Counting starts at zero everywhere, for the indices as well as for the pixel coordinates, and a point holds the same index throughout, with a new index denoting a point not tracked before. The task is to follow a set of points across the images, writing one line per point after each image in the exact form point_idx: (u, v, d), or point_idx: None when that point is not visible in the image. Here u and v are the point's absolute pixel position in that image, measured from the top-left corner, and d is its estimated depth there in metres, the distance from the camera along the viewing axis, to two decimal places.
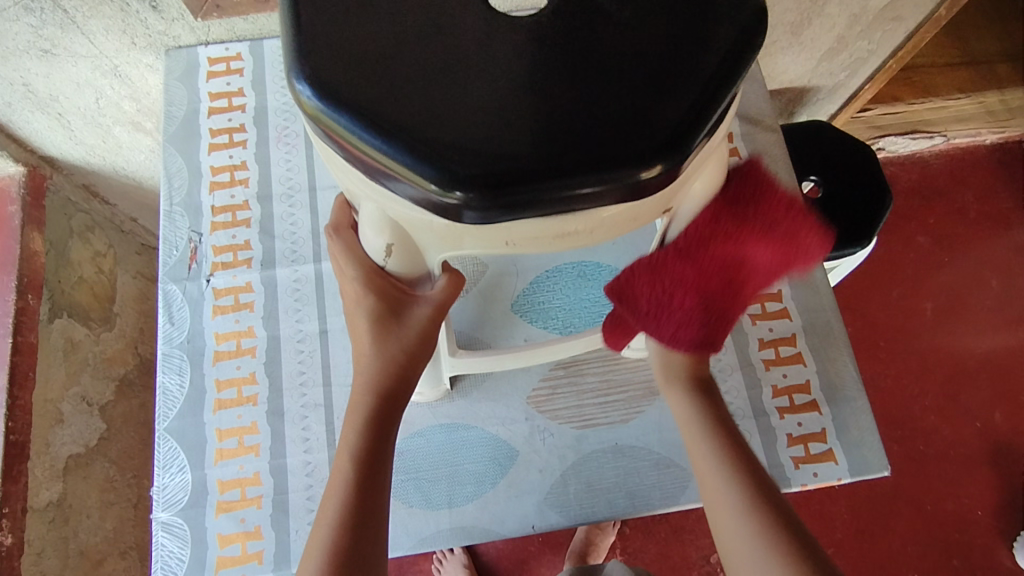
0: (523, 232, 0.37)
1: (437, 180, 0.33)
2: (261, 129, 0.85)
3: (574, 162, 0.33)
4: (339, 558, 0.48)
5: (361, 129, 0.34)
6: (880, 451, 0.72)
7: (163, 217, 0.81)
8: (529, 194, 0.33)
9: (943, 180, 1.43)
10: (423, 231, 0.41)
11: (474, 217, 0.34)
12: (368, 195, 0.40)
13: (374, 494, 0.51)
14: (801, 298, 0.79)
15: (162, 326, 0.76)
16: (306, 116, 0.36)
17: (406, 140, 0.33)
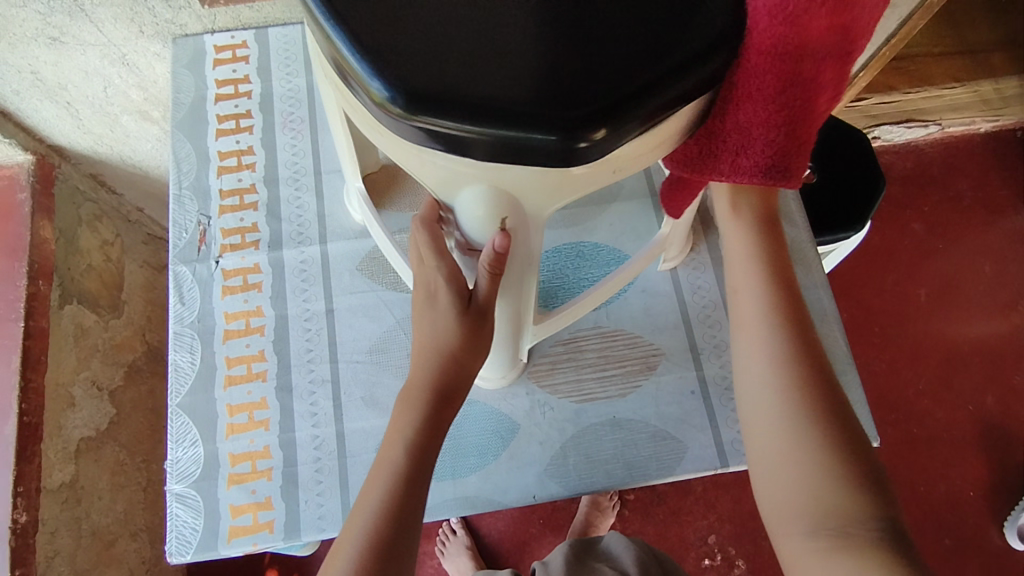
0: (627, 156, 0.44)
1: (546, 131, 0.39)
2: (267, 116, 0.87)
3: (621, 98, 0.39)
4: (379, 542, 0.54)
5: (436, 107, 0.39)
6: (869, 423, 0.75)
7: (172, 201, 0.83)
8: (628, 114, 0.40)
9: (937, 168, 1.45)
10: (532, 190, 0.46)
11: (593, 150, 0.40)
12: (449, 169, 0.45)
13: (417, 481, 0.57)
14: (793, 276, 0.81)
15: (172, 306, 0.78)
16: (376, 107, 0.40)
17: (478, 107, 0.39)
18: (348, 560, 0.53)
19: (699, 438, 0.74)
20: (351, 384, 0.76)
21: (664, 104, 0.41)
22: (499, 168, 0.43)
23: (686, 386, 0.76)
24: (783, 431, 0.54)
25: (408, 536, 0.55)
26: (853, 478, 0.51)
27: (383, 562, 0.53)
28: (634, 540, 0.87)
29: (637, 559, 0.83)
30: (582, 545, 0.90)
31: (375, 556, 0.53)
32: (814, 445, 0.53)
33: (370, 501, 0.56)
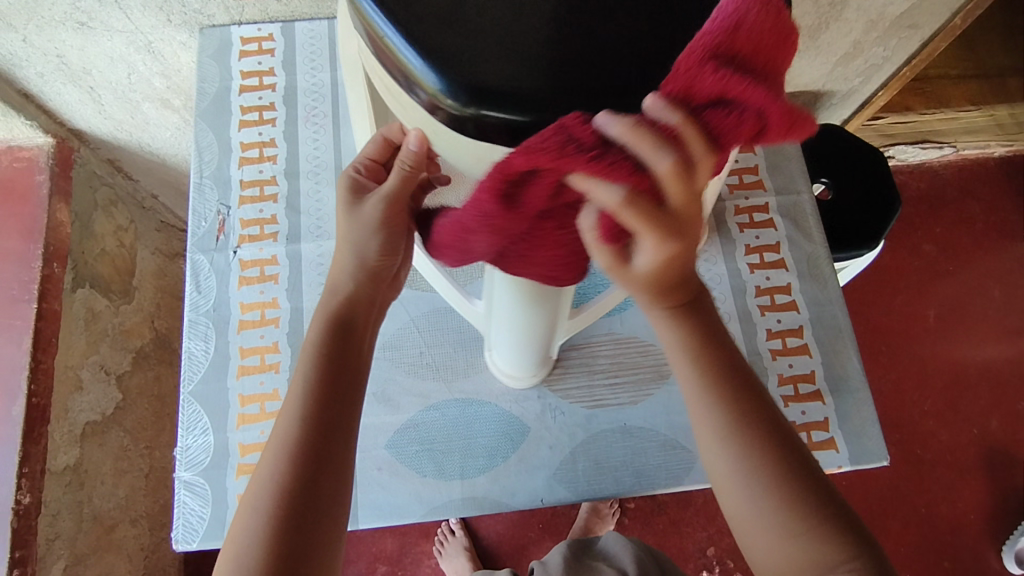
0: None
1: None
2: (290, 109, 0.88)
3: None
4: (300, 450, 0.47)
5: (472, 105, 0.38)
6: (880, 441, 0.75)
7: (193, 189, 0.83)
8: None
9: (950, 190, 1.45)
10: None
11: None
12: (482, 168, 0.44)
13: (339, 382, 0.51)
14: (808, 291, 0.81)
15: (188, 294, 0.79)
16: (410, 99, 0.39)
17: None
18: (269, 469, 0.46)
19: None
20: None
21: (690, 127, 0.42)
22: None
23: None
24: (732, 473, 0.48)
25: (342, 445, 0.49)
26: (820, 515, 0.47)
27: (308, 471, 0.46)
28: (631, 539, 0.86)
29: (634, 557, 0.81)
30: (580, 546, 0.89)
31: (297, 463, 0.46)
32: (781, 497, 0.47)
33: (292, 400, 0.49)
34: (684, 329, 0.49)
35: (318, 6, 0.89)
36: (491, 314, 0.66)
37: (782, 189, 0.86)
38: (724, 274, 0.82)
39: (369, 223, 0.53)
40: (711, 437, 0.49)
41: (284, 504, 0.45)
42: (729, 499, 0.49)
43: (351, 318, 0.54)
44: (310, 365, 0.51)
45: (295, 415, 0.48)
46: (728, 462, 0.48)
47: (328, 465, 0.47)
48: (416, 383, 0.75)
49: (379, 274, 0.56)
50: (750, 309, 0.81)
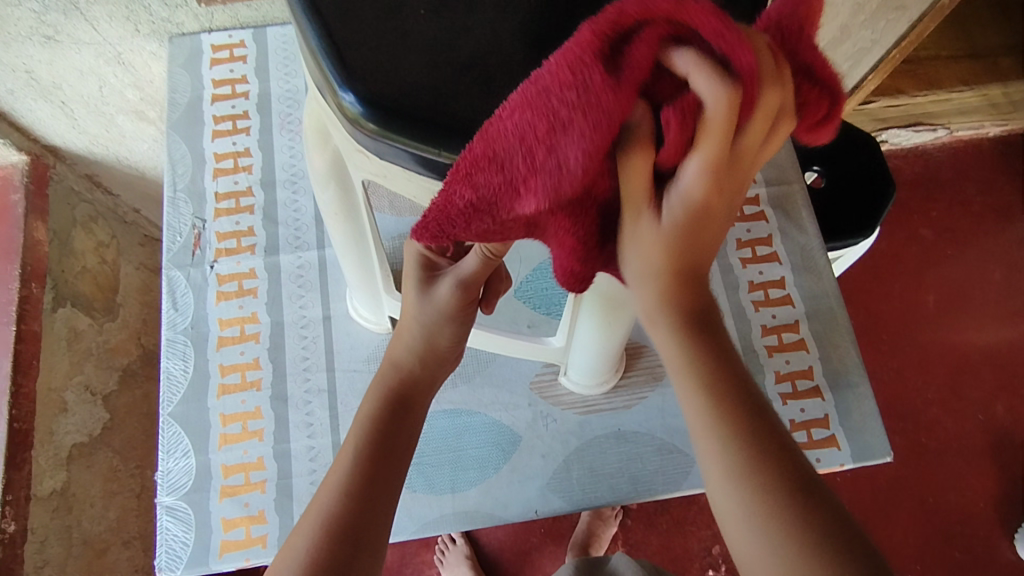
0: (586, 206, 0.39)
1: None
2: (265, 116, 0.85)
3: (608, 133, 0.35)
4: (336, 525, 0.43)
5: (412, 133, 0.35)
6: (882, 436, 0.72)
7: (167, 203, 0.81)
8: None
9: (946, 173, 1.42)
10: None
11: None
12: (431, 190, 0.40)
13: (389, 463, 0.48)
14: (803, 285, 0.79)
15: (165, 311, 0.76)
16: (349, 123, 0.37)
17: (458, 130, 0.35)
18: (301, 540, 0.43)
19: None
20: (348, 394, 0.74)
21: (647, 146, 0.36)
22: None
23: None
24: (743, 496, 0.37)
25: (380, 524, 0.45)
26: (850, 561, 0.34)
27: (344, 546, 0.42)
28: (642, 563, 0.76)
29: None
30: (586, 565, 0.78)
31: (332, 540, 0.42)
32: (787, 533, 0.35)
33: (334, 476, 0.47)
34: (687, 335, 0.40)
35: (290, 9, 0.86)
36: (572, 341, 0.67)
37: (773, 179, 0.84)
38: (715, 270, 0.80)
39: (445, 308, 0.52)
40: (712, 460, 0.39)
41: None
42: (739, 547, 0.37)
43: (407, 398, 0.53)
44: (360, 438, 0.49)
45: (336, 486, 0.46)
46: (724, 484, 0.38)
47: (364, 543, 0.43)
48: None
49: (444, 356, 0.56)
50: (743, 305, 0.78)
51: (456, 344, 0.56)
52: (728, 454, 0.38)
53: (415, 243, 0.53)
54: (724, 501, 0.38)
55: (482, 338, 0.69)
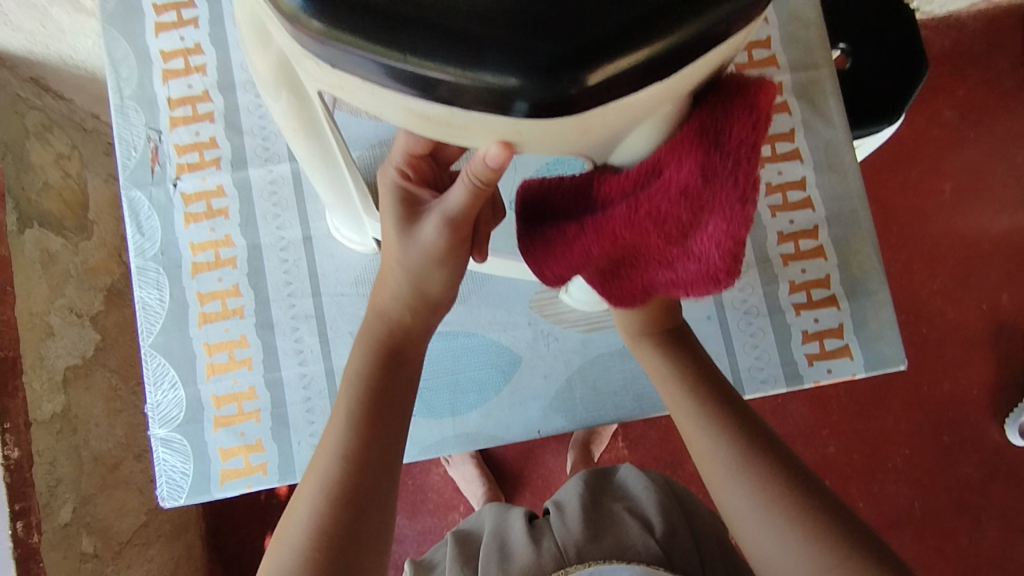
0: (599, 122, 0.31)
1: (492, 69, 0.27)
2: (213, 4, 0.73)
3: (628, 25, 0.27)
4: (339, 493, 0.44)
5: (368, 29, 0.27)
6: (897, 344, 0.69)
7: (115, 113, 0.72)
8: (602, 35, 0.26)
9: (979, 46, 1.29)
10: (474, 133, 0.32)
11: (536, 108, 0.28)
12: (400, 108, 0.31)
13: (384, 424, 0.47)
14: (825, 185, 0.72)
15: (131, 236, 0.70)
16: (288, 23, 0.28)
17: (429, 24, 0.26)
18: (307, 506, 0.44)
19: None
20: (337, 319, 0.70)
21: (679, 40, 0.28)
22: (475, 116, 0.30)
23: (702, 310, 0.71)
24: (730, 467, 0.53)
25: (384, 486, 0.45)
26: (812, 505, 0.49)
27: (348, 515, 0.43)
28: (651, 478, 0.75)
29: (657, 504, 0.71)
30: (594, 480, 0.78)
31: (336, 508, 0.43)
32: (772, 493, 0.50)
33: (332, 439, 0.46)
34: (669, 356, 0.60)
35: None
36: None
37: (798, 65, 0.74)
38: None
39: (430, 252, 0.46)
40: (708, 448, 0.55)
41: (324, 550, 0.42)
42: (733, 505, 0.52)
43: (399, 352, 0.50)
44: (353, 397, 0.48)
45: (335, 453, 0.45)
46: (718, 455, 0.54)
47: (369, 509, 0.44)
48: None
49: (436, 303, 0.51)
50: (760, 211, 0.72)
51: (449, 290, 0.50)
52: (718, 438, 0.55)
53: (392, 173, 0.48)
54: (723, 477, 0.53)
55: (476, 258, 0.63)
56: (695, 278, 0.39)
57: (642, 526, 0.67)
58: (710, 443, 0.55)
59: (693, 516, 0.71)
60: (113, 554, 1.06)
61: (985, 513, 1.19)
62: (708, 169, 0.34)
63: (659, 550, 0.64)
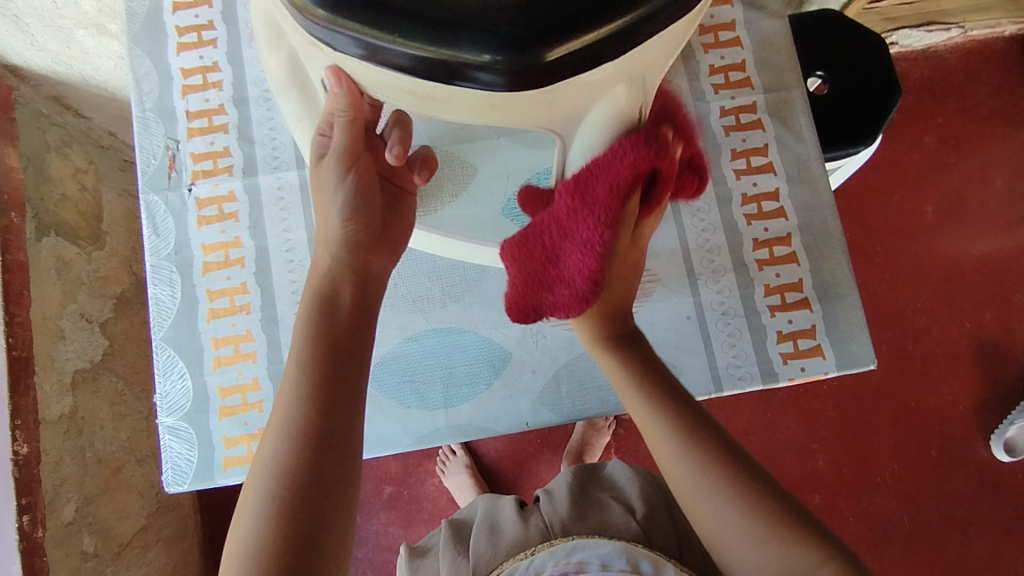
0: (552, 93, 0.39)
1: (468, 49, 0.35)
2: (231, 26, 0.80)
3: (576, 13, 0.34)
4: (303, 437, 0.47)
5: (368, 19, 0.35)
6: (867, 346, 0.73)
7: (136, 124, 0.77)
8: (554, 21, 0.34)
9: (956, 77, 1.35)
10: (453, 104, 0.41)
11: (504, 81, 0.36)
12: (393, 84, 0.39)
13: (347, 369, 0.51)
14: (797, 197, 0.77)
15: (146, 237, 0.75)
16: (299, 14, 0.36)
17: (417, 15, 0.34)
18: (273, 445, 0.47)
19: (692, 363, 0.74)
20: None
21: (616, 26, 0.35)
22: (456, 89, 0.38)
23: (682, 311, 0.75)
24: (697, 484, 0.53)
25: (344, 424, 0.49)
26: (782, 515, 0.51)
27: (310, 453, 0.46)
28: (638, 470, 0.78)
29: (641, 494, 0.73)
30: (584, 475, 0.80)
31: (300, 449, 0.47)
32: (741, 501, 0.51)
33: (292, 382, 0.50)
34: (622, 361, 0.60)
35: None
36: None
37: (772, 86, 0.80)
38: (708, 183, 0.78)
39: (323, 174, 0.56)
40: (676, 464, 0.54)
41: (287, 486, 0.45)
42: (702, 518, 0.53)
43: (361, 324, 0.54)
44: (303, 346, 0.51)
45: (295, 398, 0.49)
46: (683, 474, 0.54)
47: (329, 452, 0.47)
48: (391, 315, 0.73)
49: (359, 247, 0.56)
50: (736, 219, 0.77)
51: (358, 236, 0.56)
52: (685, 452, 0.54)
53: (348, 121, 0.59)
54: (691, 490, 0.53)
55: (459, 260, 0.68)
56: (567, 299, 0.56)
57: (626, 512, 0.71)
58: (661, 432, 0.56)
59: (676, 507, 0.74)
60: (112, 555, 1.08)
61: (972, 528, 1.21)
62: (601, 176, 0.50)
63: (639, 530, 0.68)
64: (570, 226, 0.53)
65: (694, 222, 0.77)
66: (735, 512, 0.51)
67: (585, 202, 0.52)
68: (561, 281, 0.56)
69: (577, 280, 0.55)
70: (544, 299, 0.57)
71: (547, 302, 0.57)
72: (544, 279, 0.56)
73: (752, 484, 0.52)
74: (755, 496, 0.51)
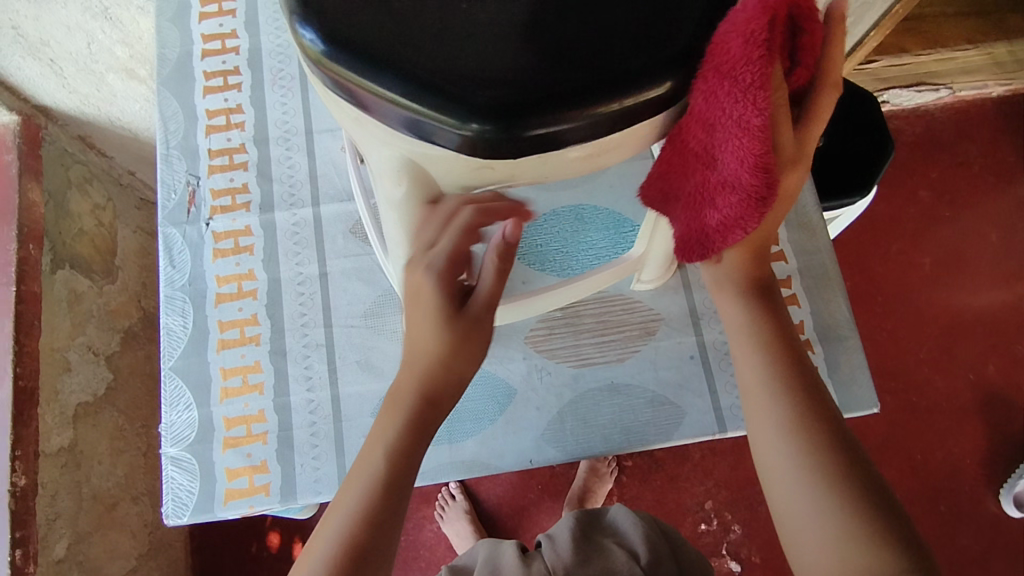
0: (535, 166, 0.38)
1: (454, 113, 0.34)
2: (256, 73, 0.84)
3: (561, 94, 0.35)
4: (367, 505, 0.48)
5: (364, 73, 0.35)
6: (869, 388, 0.74)
7: (160, 161, 0.80)
8: (540, 103, 0.34)
9: (947, 134, 1.40)
10: (444, 169, 0.41)
11: (484, 149, 0.36)
12: (386, 142, 0.40)
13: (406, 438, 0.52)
14: (796, 241, 0.79)
15: (162, 269, 0.77)
16: (310, 63, 0.36)
17: (414, 73, 0.34)
18: (336, 523, 0.48)
19: (696, 403, 0.74)
20: (346, 348, 0.75)
21: (604, 110, 0.35)
22: (423, 145, 0.38)
23: (686, 350, 0.76)
24: (792, 466, 0.49)
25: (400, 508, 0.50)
26: (873, 520, 0.46)
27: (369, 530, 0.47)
28: (639, 514, 0.77)
29: (643, 538, 0.73)
30: (588, 518, 0.79)
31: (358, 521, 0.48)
32: (834, 496, 0.47)
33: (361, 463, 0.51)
34: (753, 312, 0.55)
35: None
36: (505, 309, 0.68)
37: None
38: None
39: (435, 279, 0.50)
40: (771, 437, 0.51)
41: (341, 552, 0.47)
42: (781, 499, 0.49)
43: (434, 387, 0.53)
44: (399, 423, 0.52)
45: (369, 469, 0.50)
46: (783, 450, 0.50)
47: (382, 528, 0.48)
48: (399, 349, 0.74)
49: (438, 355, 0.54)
50: None
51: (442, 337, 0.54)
52: (788, 431, 0.50)
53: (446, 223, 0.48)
54: (782, 468, 0.50)
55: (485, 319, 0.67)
56: (737, 208, 0.41)
57: (629, 557, 0.70)
58: (773, 403, 0.51)
59: (681, 557, 0.73)
60: None
61: None
62: (718, 72, 0.36)
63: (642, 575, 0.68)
64: (699, 134, 0.39)
65: None
66: (825, 508, 0.47)
67: (723, 89, 0.36)
68: (727, 192, 0.41)
69: (744, 188, 0.40)
70: (710, 229, 0.45)
71: (712, 230, 0.45)
72: (704, 195, 0.44)
73: (857, 481, 0.48)
74: (852, 495, 0.47)
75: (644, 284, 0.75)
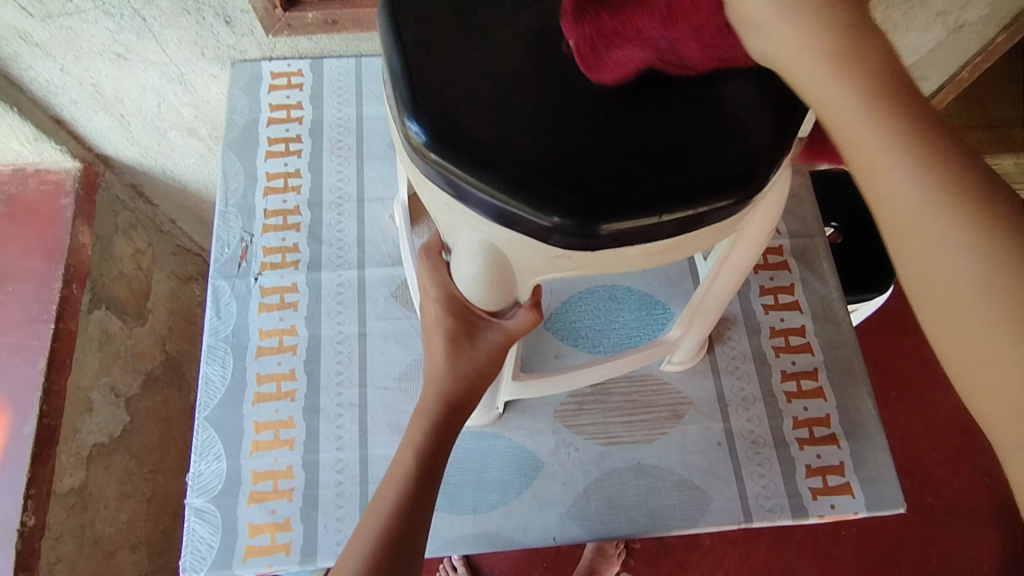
0: (601, 258, 0.42)
1: (539, 205, 0.38)
2: (316, 141, 0.90)
3: (639, 199, 0.39)
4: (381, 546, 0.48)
5: (463, 165, 0.39)
6: (896, 487, 0.73)
7: (218, 216, 0.85)
8: (619, 204, 0.39)
9: None
10: (522, 256, 0.44)
11: (562, 239, 0.39)
12: (472, 227, 0.43)
13: (423, 497, 0.52)
14: (822, 335, 0.82)
15: (209, 319, 0.80)
16: (413, 150, 0.40)
17: (509, 172, 0.38)
18: None
19: (723, 491, 0.74)
20: (378, 410, 0.76)
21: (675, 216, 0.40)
22: (507, 233, 0.41)
23: (713, 436, 0.76)
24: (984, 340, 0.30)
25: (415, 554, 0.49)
26: None
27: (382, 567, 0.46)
28: None
29: None
30: None
31: None
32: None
33: (371, 524, 0.50)
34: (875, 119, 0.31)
35: (347, 44, 0.91)
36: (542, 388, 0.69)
37: (796, 233, 0.88)
38: (738, 316, 0.83)
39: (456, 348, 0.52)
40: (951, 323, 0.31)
41: None
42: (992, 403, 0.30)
43: (440, 432, 0.54)
44: (401, 465, 0.53)
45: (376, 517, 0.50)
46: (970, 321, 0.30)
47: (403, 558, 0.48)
48: None
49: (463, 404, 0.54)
50: (764, 350, 0.81)
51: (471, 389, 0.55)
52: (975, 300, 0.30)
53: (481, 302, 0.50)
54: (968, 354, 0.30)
55: (518, 391, 0.69)
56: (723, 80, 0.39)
57: None
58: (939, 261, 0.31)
59: None
60: None
61: None
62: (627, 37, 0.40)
63: None
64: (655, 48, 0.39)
65: (724, 350, 0.81)
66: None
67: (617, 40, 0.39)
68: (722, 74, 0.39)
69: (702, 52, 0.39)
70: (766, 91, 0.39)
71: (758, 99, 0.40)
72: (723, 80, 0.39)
73: None
74: None
75: (673, 366, 0.78)
